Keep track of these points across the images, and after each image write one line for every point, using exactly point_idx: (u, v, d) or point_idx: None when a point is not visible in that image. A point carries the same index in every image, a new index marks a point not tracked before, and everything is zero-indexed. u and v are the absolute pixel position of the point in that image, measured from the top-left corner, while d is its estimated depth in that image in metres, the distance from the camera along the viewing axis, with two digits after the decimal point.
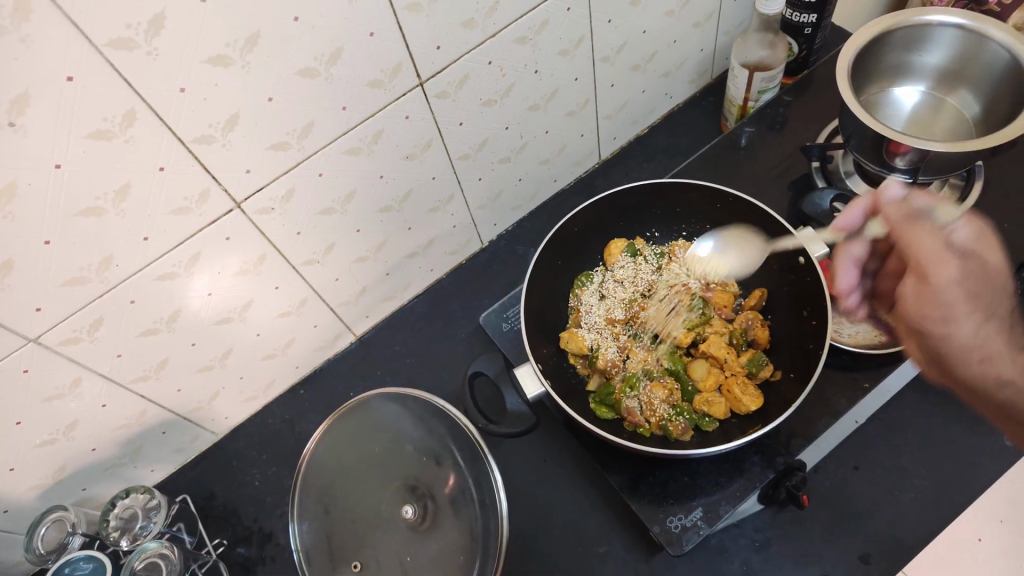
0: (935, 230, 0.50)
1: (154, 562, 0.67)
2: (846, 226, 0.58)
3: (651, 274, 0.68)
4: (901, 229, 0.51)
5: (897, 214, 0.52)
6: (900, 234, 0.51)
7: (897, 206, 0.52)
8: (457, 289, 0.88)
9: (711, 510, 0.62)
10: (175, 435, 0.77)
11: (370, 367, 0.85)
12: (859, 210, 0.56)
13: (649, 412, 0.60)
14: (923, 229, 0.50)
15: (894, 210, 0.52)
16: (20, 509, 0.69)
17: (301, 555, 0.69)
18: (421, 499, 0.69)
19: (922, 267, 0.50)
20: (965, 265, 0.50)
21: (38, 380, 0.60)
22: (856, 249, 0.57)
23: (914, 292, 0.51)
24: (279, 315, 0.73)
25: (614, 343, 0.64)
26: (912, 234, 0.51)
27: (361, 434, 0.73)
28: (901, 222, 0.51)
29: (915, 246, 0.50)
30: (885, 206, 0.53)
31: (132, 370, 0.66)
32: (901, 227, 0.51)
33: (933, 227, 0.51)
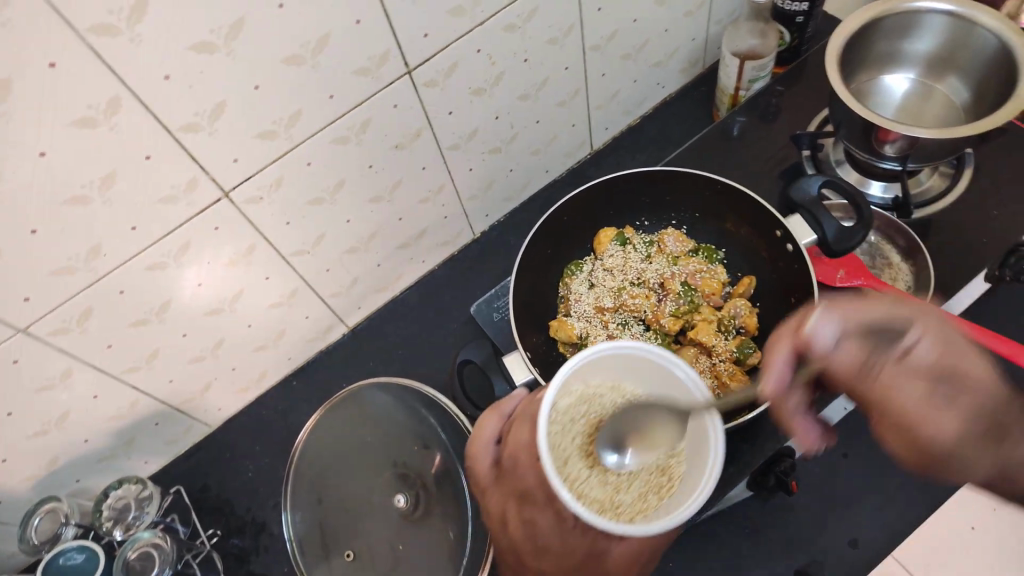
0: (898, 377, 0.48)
1: (147, 552, 0.67)
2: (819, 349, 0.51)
3: (640, 262, 0.67)
4: (865, 376, 0.49)
5: (845, 365, 0.50)
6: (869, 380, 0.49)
7: (842, 356, 0.50)
8: (449, 280, 0.88)
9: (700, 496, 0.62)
10: (168, 427, 0.77)
11: (361, 359, 0.85)
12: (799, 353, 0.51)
13: None
14: (894, 370, 0.48)
15: (838, 361, 0.50)
16: (14, 500, 0.69)
17: (294, 544, 0.70)
18: (413, 487, 0.70)
19: (908, 419, 0.47)
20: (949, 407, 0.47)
21: (29, 371, 0.60)
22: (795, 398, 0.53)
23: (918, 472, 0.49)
24: (271, 306, 0.74)
25: (604, 331, 0.64)
26: (886, 380, 0.49)
27: (354, 424, 0.73)
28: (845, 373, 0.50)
29: (890, 391, 0.48)
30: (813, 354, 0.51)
31: (123, 361, 0.66)
32: (858, 374, 0.50)
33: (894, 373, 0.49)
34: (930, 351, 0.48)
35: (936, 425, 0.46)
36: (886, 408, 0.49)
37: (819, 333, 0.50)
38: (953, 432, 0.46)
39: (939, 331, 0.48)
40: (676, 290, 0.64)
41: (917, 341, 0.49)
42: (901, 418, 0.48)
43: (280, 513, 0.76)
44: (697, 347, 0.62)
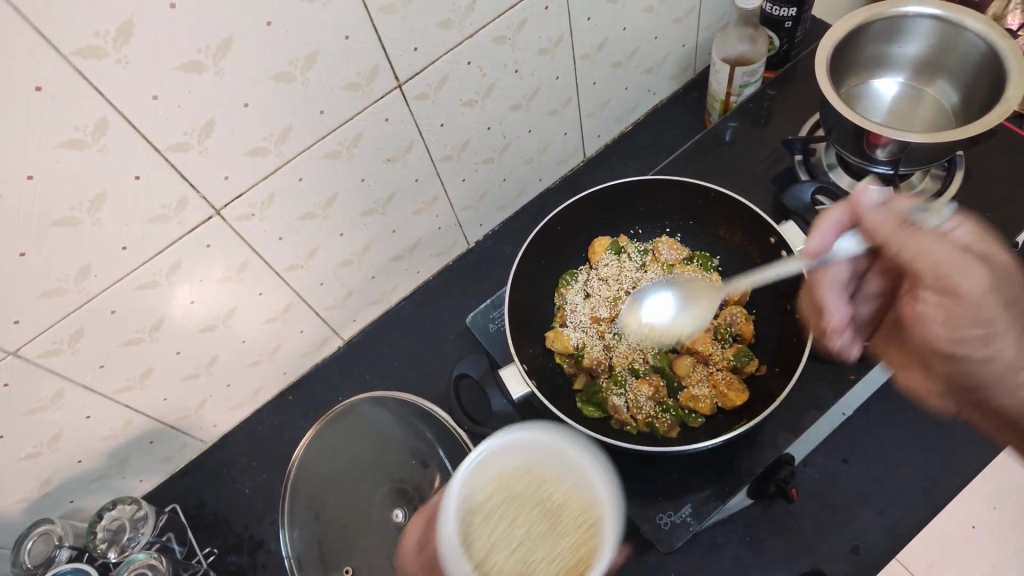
0: (934, 236, 0.52)
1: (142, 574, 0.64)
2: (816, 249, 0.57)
3: (635, 272, 0.67)
4: (893, 235, 0.54)
5: (878, 224, 0.54)
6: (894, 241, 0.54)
7: (877, 217, 0.54)
8: (444, 291, 0.87)
9: (700, 506, 0.62)
10: (163, 444, 0.77)
11: (357, 372, 0.84)
12: (832, 225, 0.56)
13: (636, 407, 0.60)
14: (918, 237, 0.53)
15: (875, 219, 0.54)
16: (6, 523, 0.68)
17: (291, 561, 0.69)
18: (411, 502, 0.70)
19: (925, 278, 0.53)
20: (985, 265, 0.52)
21: (19, 393, 0.60)
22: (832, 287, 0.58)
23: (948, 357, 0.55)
24: (265, 321, 0.73)
25: (600, 341, 0.64)
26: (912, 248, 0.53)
27: (351, 440, 0.72)
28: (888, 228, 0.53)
29: (921, 251, 0.52)
30: (866, 213, 0.54)
31: (115, 381, 0.66)
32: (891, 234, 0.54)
33: (929, 232, 0.53)
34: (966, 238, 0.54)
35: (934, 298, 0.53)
36: (933, 268, 0.52)
37: (867, 195, 0.55)
38: (979, 284, 0.51)
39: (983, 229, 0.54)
40: (671, 299, 0.64)
41: (956, 229, 0.54)
42: (938, 280, 0.52)
43: (277, 530, 0.75)
44: (693, 355, 0.62)
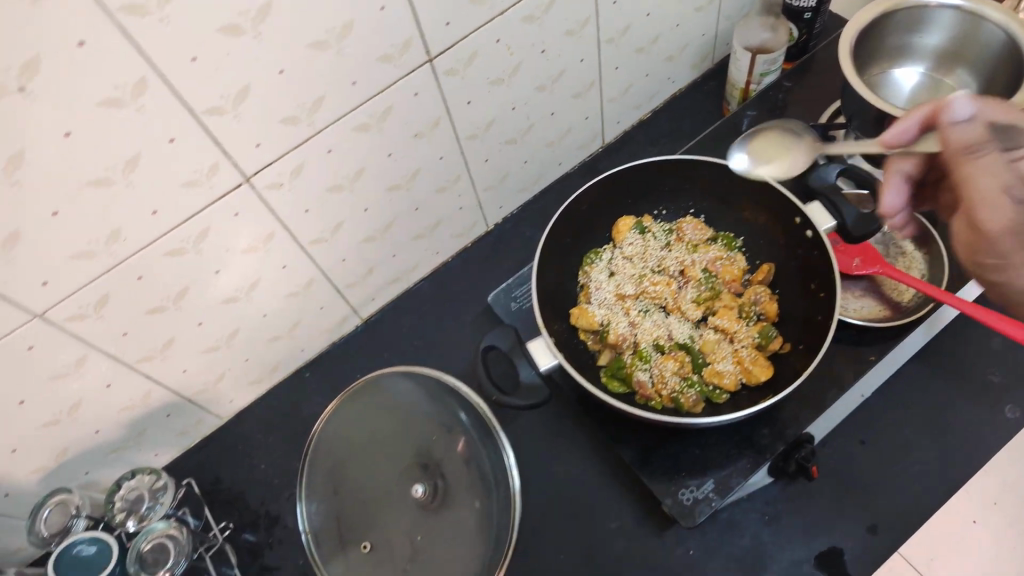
0: (993, 164, 0.51)
1: (161, 543, 0.64)
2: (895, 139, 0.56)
3: (660, 250, 0.67)
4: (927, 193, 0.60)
5: (954, 143, 0.52)
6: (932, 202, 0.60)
7: (961, 131, 0.52)
8: (463, 273, 0.87)
9: (723, 482, 0.63)
10: (180, 418, 0.76)
11: (375, 351, 0.84)
12: (917, 120, 0.55)
13: (661, 384, 0.61)
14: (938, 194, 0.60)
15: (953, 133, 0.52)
16: (22, 492, 0.68)
17: (309, 537, 0.70)
18: (432, 477, 0.70)
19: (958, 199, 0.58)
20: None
21: (42, 358, 0.59)
22: (906, 163, 0.58)
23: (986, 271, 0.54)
24: (286, 295, 0.73)
25: (625, 318, 0.64)
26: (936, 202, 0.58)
27: (371, 414, 0.73)
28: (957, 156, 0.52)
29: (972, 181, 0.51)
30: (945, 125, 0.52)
31: (137, 350, 0.65)
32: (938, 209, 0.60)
33: (991, 160, 0.51)
34: None
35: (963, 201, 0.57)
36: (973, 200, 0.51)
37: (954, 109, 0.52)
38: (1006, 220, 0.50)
39: None
40: (696, 277, 0.65)
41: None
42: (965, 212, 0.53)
43: (295, 505, 0.75)
44: (718, 333, 0.62)
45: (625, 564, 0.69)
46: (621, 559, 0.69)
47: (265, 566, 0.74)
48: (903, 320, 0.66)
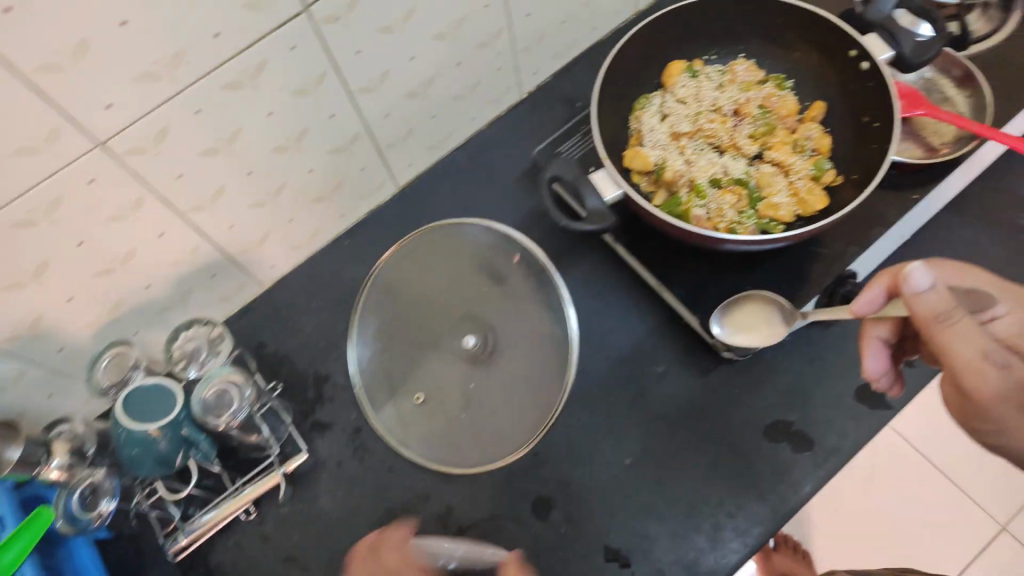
0: (969, 328, 0.49)
1: (223, 390, 0.65)
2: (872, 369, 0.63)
3: (713, 91, 0.67)
4: (933, 330, 0.49)
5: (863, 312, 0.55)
6: (930, 334, 0.49)
7: (925, 301, 0.49)
8: (498, 141, 0.87)
9: (772, 314, 0.65)
10: (224, 280, 0.75)
11: (411, 219, 0.84)
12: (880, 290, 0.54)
13: (716, 216, 0.62)
14: (959, 332, 0.48)
15: (920, 305, 0.49)
16: (75, 347, 0.67)
17: (358, 381, 0.72)
18: (482, 330, 0.72)
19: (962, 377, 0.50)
20: (1007, 369, 0.49)
21: (101, 195, 0.57)
22: (880, 330, 0.62)
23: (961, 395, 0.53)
24: (330, 150, 0.72)
25: (681, 157, 0.65)
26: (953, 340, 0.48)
27: (423, 268, 0.75)
28: (930, 318, 0.49)
29: (953, 349, 0.49)
30: (914, 302, 0.49)
31: (189, 197, 0.64)
32: (929, 327, 0.49)
33: (966, 324, 0.49)
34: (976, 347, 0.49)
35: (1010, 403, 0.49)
36: (952, 363, 0.50)
37: (913, 278, 0.49)
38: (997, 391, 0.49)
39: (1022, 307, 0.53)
40: (751, 115, 0.66)
41: (1003, 314, 0.53)
42: (953, 375, 0.51)
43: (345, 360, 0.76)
44: (773, 167, 0.64)
45: (673, 405, 0.71)
46: (669, 400, 0.71)
47: (317, 422, 0.75)
48: (961, 151, 0.67)
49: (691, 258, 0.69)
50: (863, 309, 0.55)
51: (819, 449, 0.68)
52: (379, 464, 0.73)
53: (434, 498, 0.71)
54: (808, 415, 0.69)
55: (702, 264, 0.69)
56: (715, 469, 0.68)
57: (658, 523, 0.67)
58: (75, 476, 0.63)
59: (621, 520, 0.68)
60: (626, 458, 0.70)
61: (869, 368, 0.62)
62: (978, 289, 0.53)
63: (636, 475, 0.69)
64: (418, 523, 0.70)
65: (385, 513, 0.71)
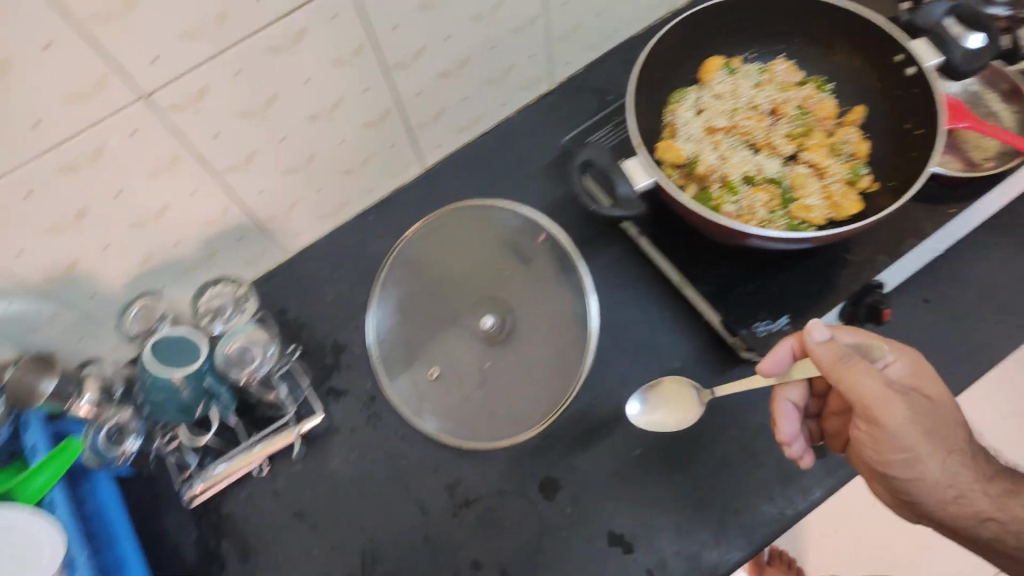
0: (866, 366, 0.55)
1: (246, 347, 0.67)
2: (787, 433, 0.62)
3: (751, 89, 0.67)
4: (838, 371, 0.55)
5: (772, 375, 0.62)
6: (837, 375, 0.55)
7: (823, 348, 0.56)
8: (528, 128, 0.87)
9: (797, 315, 0.65)
10: (251, 244, 0.77)
11: (439, 198, 0.85)
12: (787, 348, 0.61)
13: (747, 213, 0.62)
14: (860, 370, 0.54)
15: (820, 354, 0.56)
16: (105, 296, 0.69)
17: (375, 354, 0.74)
18: (502, 312, 0.74)
19: (872, 412, 0.54)
20: (904, 399, 0.54)
21: (141, 147, 0.58)
22: (790, 393, 0.65)
23: (867, 434, 0.56)
24: (364, 123, 0.73)
25: (714, 152, 0.65)
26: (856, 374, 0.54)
27: (449, 247, 0.77)
28: (833, 361, 0.55)
29: (857, 384, 0.54)
30: (813, 347, 0.56)
31: (225, 157, 0.65)
32: (835, 368, 0.55)
33: (863, 364, 0.55)
34: (873, 384, 0.54)
35: (911, 434, 0.54)
36: (857, 396, 0.54)
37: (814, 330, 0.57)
38: (901, 419, 0.53)
39: (909, 356, 0.58)
40: (789, 115, 0.66)
41: (893, 361, 0.58)
42: (866, 414, 0.54)
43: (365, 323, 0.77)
44: (809, 168, 0.63)
45: None
46: None
47: (333, 388, 0.76)
48: (1003, 168, 0.66)
49: (718, 255, 0.69)
50: (773, 367, 0.62)
51: None
52: (392, 434, 0.74)
53: (444, 470, 0.72)
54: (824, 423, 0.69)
55: (727, 261, 0.69)
56: (723, 469, 0.68)
57: (664, 516, 0.67)
58: (102, 413, 0.66)
59: (626, 510, 0.68)
60: (637, 449, 0.70)
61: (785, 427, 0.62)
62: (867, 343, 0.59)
63: (646, 467, 0.69)
64: (426, 495, 0.71)
65: (395, 481, 0.72)
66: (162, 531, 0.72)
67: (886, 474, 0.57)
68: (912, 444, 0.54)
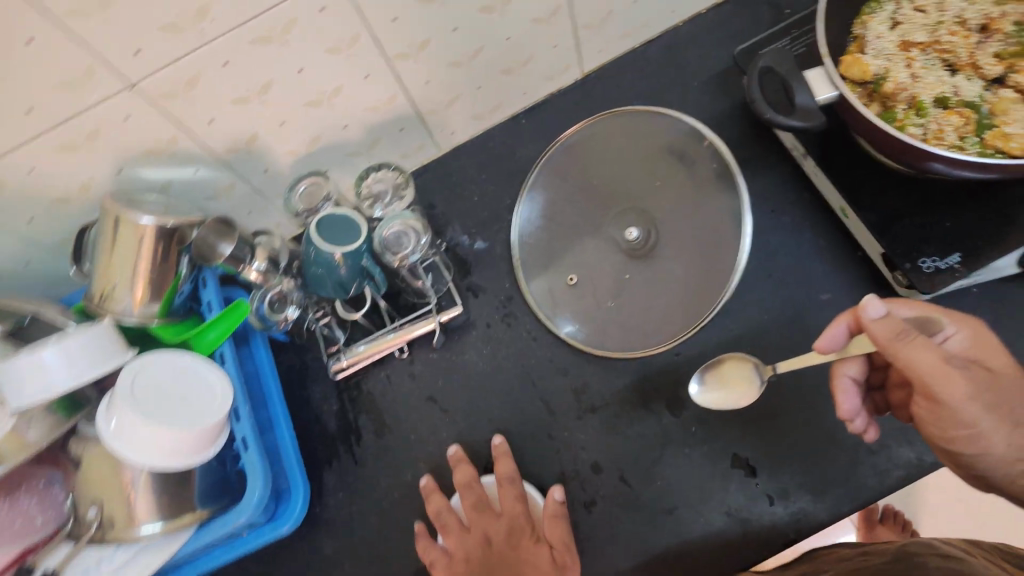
0: (923, 342, 0.50)
1: (404, 233, 0.70)
2: (848, 411, 0.59)
3: (961, 3, 0.60)
4: (893, 348, 0.50)
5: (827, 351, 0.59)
6: (892, 352, 0.51)
7: (881, 325, 0.51)
8: (697, 38, 0.82)
9: (971, 255, 0.60)
10: (409, 136, 0.79)
11: (593, 107, 0.83)
12: (843, 327, 0.58)
13: (935, 137, 0.58)
14: (919, 345, 0.50)
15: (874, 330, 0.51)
16: (277, 172, 0.75)
17: (519, 255, 0.78)
18: (646, 224, 0.74)
19: (931, 387, 0.50)
20: (967, 373, 0.49)
21: (325, 26, 0.61)
22: (849, 368, 0.61)
23: (927, 411, 0.52)
24: (532, 22, 0.71)
25: (906, 69, 0.60)
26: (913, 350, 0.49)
27: (601, 155, 0.77)
28: (887, 337, 0.51)
29: (911, 361, 0.50)
30: (868, 324, 0.52)
31: (398, 43, 0.66)
32: (890, 344, 0.51)
33: (921, 341, 0.50)
34: (930, 362, 0.49)
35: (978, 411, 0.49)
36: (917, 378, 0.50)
37: (869, 308, 0.52)
38: (962, 399, 0.49)
39: (969, 325, 0.54)
40: (1003, 31, 0.58)
41: (952, 334, 0.54)
42: (924, 390, 0.50)
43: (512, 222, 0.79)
44: (1016, 93, 0.56)
45: None
46: None
47: (473, 284, 0.79)
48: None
49: (890, 184, 0.64)
50: (828, 345, 0.59)
51: None
52: (526, 333, 0.76)
53: (572, 375, 0.73)
54: None
55: (899, 192, 0.64)
56: None
57: (792, 443, 0.66)
58: (268, 282, 0.70)
59: (753, 436, 0.67)
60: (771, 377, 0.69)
61: (844, 406, 0.59)
62: (922, 314, 0.55)
63: (780, 394, 0.68)
64: (553, 395, 0.73)
65: (523, 377, 0.75)
66: (310, 395, 0.78)
67: (952, 457, 0.52)
68: (975, 418, 0.49)
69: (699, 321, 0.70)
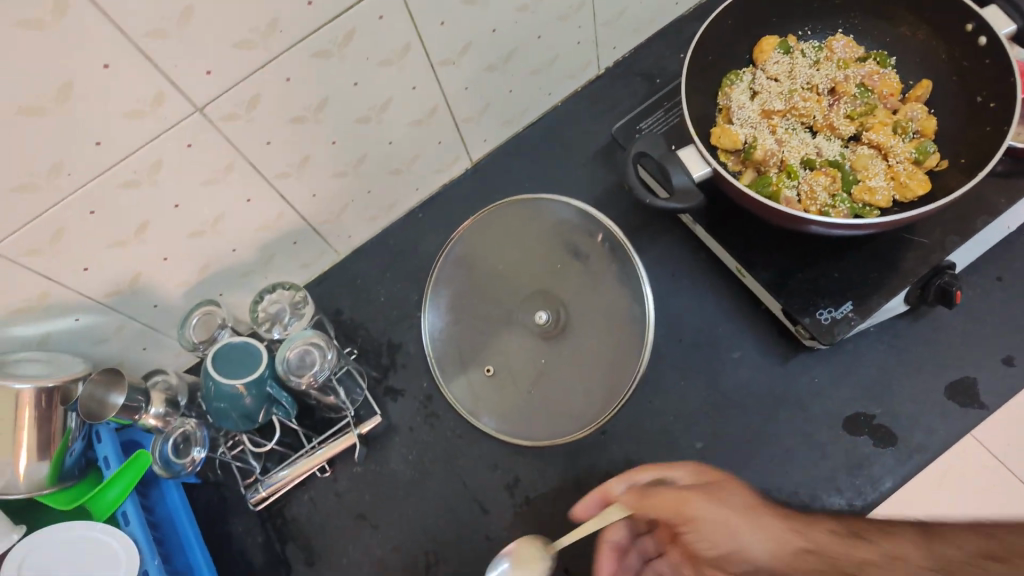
0: (666, 491, 0.54)
1: (305, 351, 0.67)
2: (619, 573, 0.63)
3: (808, 68, 0.64)
4: (641, 505, 0.54)
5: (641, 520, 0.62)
6: (646, 508, 0.54)
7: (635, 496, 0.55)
8: (577, 116, 0.85)
9: (861, 303, 0.62)
10: (306, 247, 0.78)
11: (487, 193, 0.83)
12: (595, 501, 0.60)
13: (808, 198, 0.60)
14: (664, 490, 0.54)
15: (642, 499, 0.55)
16: (168, 306, 0.71)
17: (432, 356, 0.74)
18: (554, 306, 0.71)
19: (685, 525, 0.53)
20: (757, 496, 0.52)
21: (196, 159, 0.59)
22: (614, 535, 0.63)
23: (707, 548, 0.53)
24: (411, 124, 0.73)
25: (771, 135, 0.62)
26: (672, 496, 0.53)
27: (494, 245, 0.74)
28: (636, 498, 0.55)
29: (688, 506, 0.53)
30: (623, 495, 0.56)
31: (276, 164, 0.66)
32: (639, 504, 0.54)
33: (664, 490, 0.54)
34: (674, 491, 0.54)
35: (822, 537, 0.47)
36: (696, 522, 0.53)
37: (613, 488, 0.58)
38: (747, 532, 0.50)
39: (695, 466, 0.56)
40: (849, 93, 0.62)
41: (677, 477, 0.56)
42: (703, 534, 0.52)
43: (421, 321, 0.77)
44: (871, 149, 0.60)
45: (750, 392, 0.69)
46: (745, 386, 0.70)
47: (391, 388, 0.76)
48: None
49: (777, 242, 0.67)
50: (583, 513, 0.60)
51: (902, 445, 0.65)
52: (450, 432, 0.74)
53: (502, 469, 0.72)
54: (894, 411, 0.66)
55: (787, 248, 0.66)
56: (789, 461, 0.66)
57: None
58: (169, 424, 0.68)
59: None
60: (698, 443, 0.69)
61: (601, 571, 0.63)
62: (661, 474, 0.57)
63: (707, 458, 0.68)
64: (486, 493, 0.71)
65: (453, 480, 0.72)
66: (232, 531, 0.74)
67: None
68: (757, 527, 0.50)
69: (624, 396, 0.67)
